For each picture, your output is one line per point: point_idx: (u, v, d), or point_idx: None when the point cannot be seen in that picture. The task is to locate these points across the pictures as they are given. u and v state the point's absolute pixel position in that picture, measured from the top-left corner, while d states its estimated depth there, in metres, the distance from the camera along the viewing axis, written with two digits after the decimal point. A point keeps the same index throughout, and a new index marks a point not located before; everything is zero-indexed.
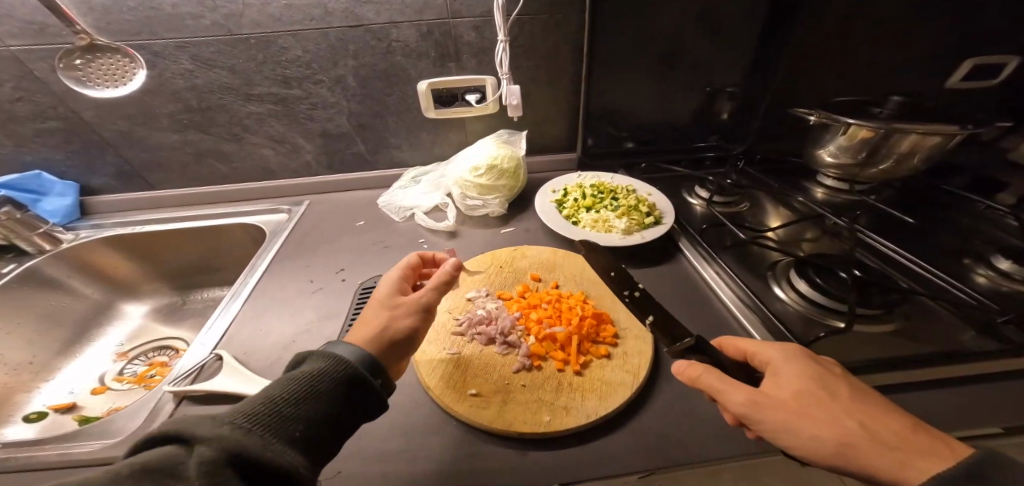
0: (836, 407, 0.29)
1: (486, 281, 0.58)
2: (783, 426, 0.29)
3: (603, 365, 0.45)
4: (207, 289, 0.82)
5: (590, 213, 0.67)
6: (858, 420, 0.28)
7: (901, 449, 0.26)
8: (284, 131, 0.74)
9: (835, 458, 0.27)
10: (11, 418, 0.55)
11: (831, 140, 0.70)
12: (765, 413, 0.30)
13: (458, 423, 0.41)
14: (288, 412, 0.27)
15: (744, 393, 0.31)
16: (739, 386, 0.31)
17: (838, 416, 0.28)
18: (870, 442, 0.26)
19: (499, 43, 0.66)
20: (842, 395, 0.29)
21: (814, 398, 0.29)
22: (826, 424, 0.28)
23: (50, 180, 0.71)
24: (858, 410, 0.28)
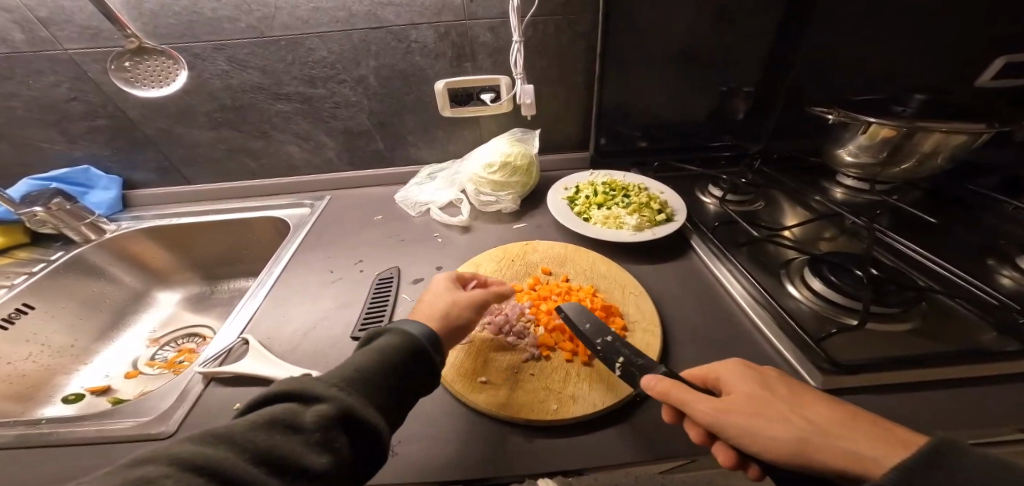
0: (787, 406, 0.31)
1: (498, 274, 0.59)
2: (747, 430, 0.31)
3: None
4: (233, 280, 0.87)
5: (601, 210, 0.68)
6: (805, 415, 0.30)
7: (844, 434, 0.28)
8: (308, 128, 0.79)
9: (798, 454, 0.29)
10: (51, 398, 0.60)
11: (851, 139, 0.69)
12: (728, 420, 0.31)
13: (469, 409, 0.42)
14: (369, 378, 0.32)
15: (712, 403, 0.32)
16: (695, 396, 0.33)
17: (787, 416, 0.30)
18: (824, 432, 0.29)
19: (514, 43, 0.68)
20: (784, 395, 0.32)
21: (762, 400, 0.32)
22: (781, 423, 0.30)
23: (97, 175, 0.77)
24: (805, 406, 0.31)
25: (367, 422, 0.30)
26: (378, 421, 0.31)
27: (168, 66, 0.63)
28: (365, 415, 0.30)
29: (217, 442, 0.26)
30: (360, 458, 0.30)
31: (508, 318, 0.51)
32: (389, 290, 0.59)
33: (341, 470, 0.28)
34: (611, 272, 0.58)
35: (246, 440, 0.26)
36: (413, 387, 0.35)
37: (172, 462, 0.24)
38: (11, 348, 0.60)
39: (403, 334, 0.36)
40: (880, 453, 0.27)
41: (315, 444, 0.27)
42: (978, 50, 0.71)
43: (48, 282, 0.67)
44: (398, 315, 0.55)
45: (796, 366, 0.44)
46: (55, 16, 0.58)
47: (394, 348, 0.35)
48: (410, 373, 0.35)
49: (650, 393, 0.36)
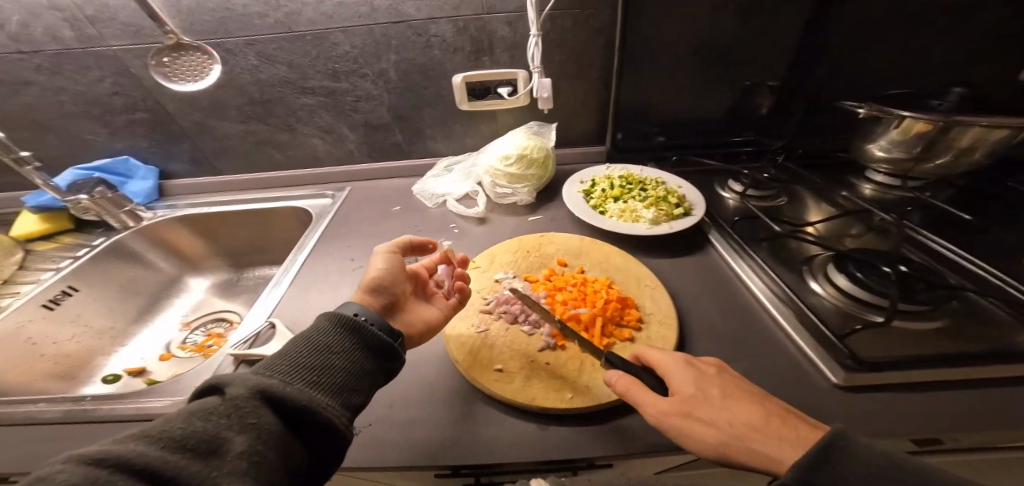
0: (715, 408, 0.33)
1: (513, 265, 0.59)
2: (682, 432, 0.32)
3: (626, 348, 0.46)
4: (258, 267, 0.90)
5: (617, 203, 0.67)
6: (732, 418, 0.32)
7: (767, 440, 0.30)
8: (331, 121, 0.81)
9: (721, 455, 0.31)
10: (90, 379, 0.63)
11: (882, 134, 0.67)
12: (667, 422, 0.33)
13: (484, 397, 0.43)
14: (306, 363, 0.33)
15: (655, 406, 0.34)
16: (645, 397, 0.35)
17: (715, 419, 0.32)
18: (746, 436, 0.31)
19: (532, 37, 0.68)
20: (715, 394, 0.34)
21: (696, 401, 0.33)
22: (710, 425, 0.32)
23: (135, 165, 0.82)
24: (731, 408, 0.33)
25: (307, 402, 0.30)
26: (321, 400, 0.31)
27: (203, 62, 0.65)
28: (314, 402, 0.30)
29: (149, 439, 0.24)
30: (317, 446, 0.30)
31: (523, 307, 0.51)
32: None
33: (280, 451, 0.27)
34: (627, 265, 0.58)
35: (180, 438, 0.24)
36: (364, 368, 0.36)
37: (94, 461, 0.21)
38: (57, 328, 0.65)
39: (336, 316, 0.38)
40: (785, 453, 0.29)
41: (259, 436, 0.26)
42: (1012, 42, 0.68)
43: (91, 266, 0.72)
44: None
45: (816, 362, 0.43)
46: (101, 13, 0.61)
47: (332, 334, 0.36)
48: (357, 354, 0.36)
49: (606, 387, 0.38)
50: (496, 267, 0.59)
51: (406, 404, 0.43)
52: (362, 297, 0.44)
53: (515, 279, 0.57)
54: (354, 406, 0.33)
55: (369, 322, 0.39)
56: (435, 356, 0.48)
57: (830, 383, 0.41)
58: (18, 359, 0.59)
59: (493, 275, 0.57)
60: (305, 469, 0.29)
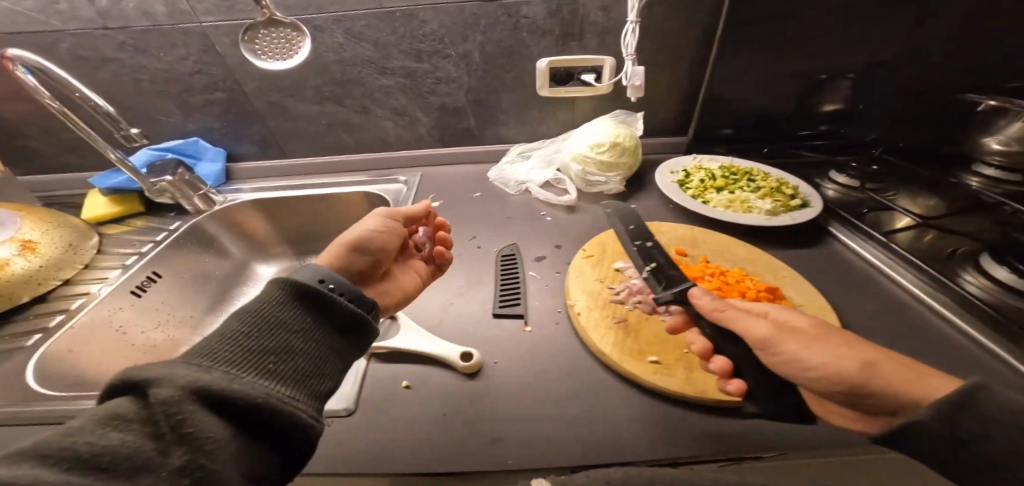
0: (833, 340, 0.33)
1: (629, 253, 0.56)
2: (799, 353, 0.33)
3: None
4: (318, 256, 0.87)
5: (722, 194, 0.65)
6: (853, 348, 0.32)
7: (889, 373, 0.30)
8: (406, 104, 0.78)
9: (839, 378, 0.31)
10: None
11: (1007, 127, 0.65)
12: (782, 343, 0.34)
13: (639, 390, 0.41)
14: (257, 349, 0.29)
15: (766, 329, 0.35)
16: (755, 322, 0.36)
17: (835, 347, 0.32)
18: (868, 365, 0.31)
19: (630, 24, 0.64)
20: (834, 330, 0.34)
21: (814, 331, 0.34)
22: (829, 351, 0.32)
23: (204, 147, 0.79)
24: (852, 343, 0.33)
25: (266, 397, 0.26)
26: (280, 392, 0.28)
27: (292, 37, 0.63)
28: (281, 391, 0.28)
29: (45, 460, 0.19)
30: (282, 445, 0.27)
31: None
32: (516, 268, 0.57)
33: (232, 456, 0.24)
34: (753, 256, 0.55)
35: (88, 456, 0.20)
36: (326, 349, 0.34)
37: None
38: (144, 317, 0.62)
39: (282, 288, 0.34)
40: (914, 387, 0.29)
41: (203, 449, 0.23)
42: None
43: (171, 252, 0.69)
44: (533, 292, 0.53)
45: (1001, 355, 0.41)
46: None
47: (288, 312, 0.33)
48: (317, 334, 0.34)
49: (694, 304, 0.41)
50: (611, 256, 0.55)
51: (554, 395, 0.41)
52: (334, 256, 0.44)
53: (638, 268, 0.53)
54: (319, 393, 0.31)
55: (335, 292, 0.37)
56: (567, 346, 0.46)
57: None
58: (109, 349, 0.57)
59: (612, 264, 0.54)
60: (271, 471, 0.27)
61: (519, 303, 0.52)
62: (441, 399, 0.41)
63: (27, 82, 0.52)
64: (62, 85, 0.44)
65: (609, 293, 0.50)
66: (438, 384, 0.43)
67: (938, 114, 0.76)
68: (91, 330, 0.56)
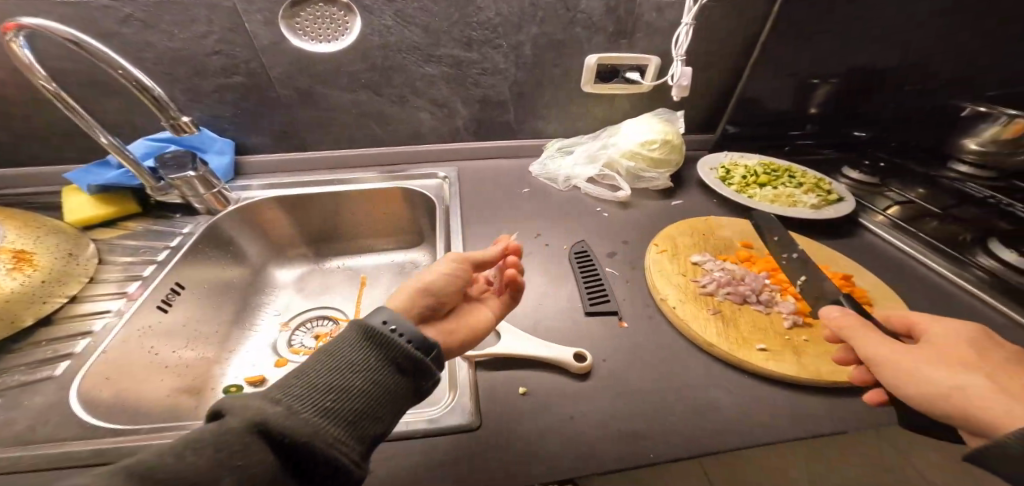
0: (978, 373, 0.29)
1: (700, 247, 0.58)
2: (916, 377, 0.31)
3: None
4: (345, 255, 0.84)
5: (766, 189, 0.70)
6: (994, 383, 0.28)
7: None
8: (447, 94, 0.74)
9: (941, 398, 0.29)
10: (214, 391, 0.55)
11: (984, 129, 0.76)
12: (895, 365, 0.33)
13: (752, 377, 0.43)
14: (318, 384, 0.27)
15: (885, 349, 0.34)
16: (873, 340, 0.35)
17: (967, 377, 0.29)
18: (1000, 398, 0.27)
19: (684, 26, 0.65)
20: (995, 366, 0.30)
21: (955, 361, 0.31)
22: (961, 379, 0.29)
23: (211, 137, 0.69)
24: (1006, 382, 0.28)
25: (314, 439, 0.24)
26: (330, 437, 0.25)
27: (340, 22, 0.61)
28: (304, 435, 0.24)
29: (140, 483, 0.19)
30: None
31: (752, 288, 0.50)
32: (593, 265, 0.58)
33: None
34: (810, 246, 0.60)
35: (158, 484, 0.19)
36: (388, 399, 0.30)
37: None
38: (172, 336, 0.55)
39: (360, 324, 0.32)
40: None
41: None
42: None
43: (190, 259, 0.61)
44: (617, 288, 0.55)
45: None
46: None
47: (358, 349, 0.30)
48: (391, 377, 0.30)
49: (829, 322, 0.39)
50: (685, 251, 0.58)
51: (672, 388, 0.42)
52: (405, 298, 0.38)
53: (715, 262, 0.55)
54: (369, 439, 0.27)
55: (402, 334, 0.31)
56: (666, 339, 0.48)
57: None
58: (144, 373, 0.49)
59: (689, 258, 0.56)
60: None
61: (609, 300, 0.52)
62: (567, 400, 0.41)
63: (26, 60, 0.43)
64: (101, 58, 0.39)
65: (696, 286, 0.52)
66: (556, 386, 0.43)
67: (933, 118, 0.86)
68: (122, 352, 0.48)
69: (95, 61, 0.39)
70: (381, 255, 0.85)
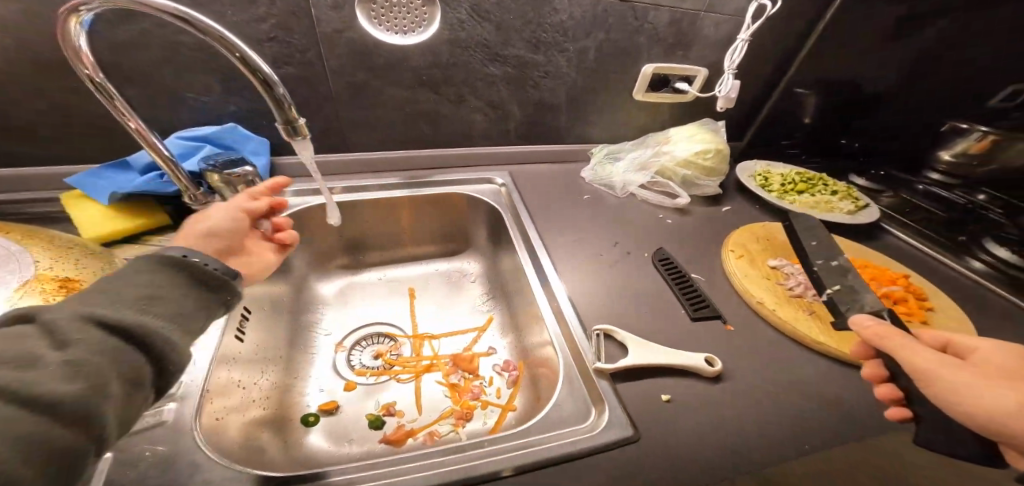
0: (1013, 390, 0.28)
1: (771, 253, 0.64)
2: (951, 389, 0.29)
3: (930, 318, 0.55)
4: (388, 267, 0.78)
5: (806, 196, 0.77)
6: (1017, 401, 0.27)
7: None
8: (505, 97, 0.71)
9: (983, 415, 0.28)
10: (294, 422, 0.53)
11: (957, 145, 0.82)
12: (932, 374, 0.30)
13: (858, 370, 0.49)
14: None
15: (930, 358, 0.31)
16: (910, 347, 0.32)
17: (996, 394, 0.28)
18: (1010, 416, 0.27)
19: (738, 41, 0.68)
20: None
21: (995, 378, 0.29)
22: (993, 396, 0.28)
23: (245, 135, 0.59)
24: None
25: None
26: None
27: (419, 14, 0.57)
28: (146, 329, 0.24)
29: None
30: None
31: None
32: (682, 272, 0.61)
33: None
34: (856, 249, 0.68)
35: None
36: (203, 304, 0.29)
37: None
38: (250, 367, 0.52)
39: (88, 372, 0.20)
40: None
41: None
42: None
43: None
44: (708, 293, 0.58)
45: None
46: None
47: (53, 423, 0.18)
48: (186, 281, 0.29)
49: (857, 330, 0.37)
50: (760, 256, 0.63)
51: (789, 387, 0.46)
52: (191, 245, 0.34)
53: (791, 266, 0.61)
54: None
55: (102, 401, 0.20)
56: (766, 341, 0.51)
57: None
58: (240, 406, 0.48)
59: (767, 263, 0.62)
60: None
61: (708, 306, 0.55)
62: (709, 406, 0.43)
63: (77, 43, 0.35)
64: (205, 33, 0.33)
65: (785, 289, 0.57)
66: (689, 394, 0.44)
67: None
68: (219, 383, 0.45)
69: (201, 37, 0.33)
70: (425, 264, 0.80)
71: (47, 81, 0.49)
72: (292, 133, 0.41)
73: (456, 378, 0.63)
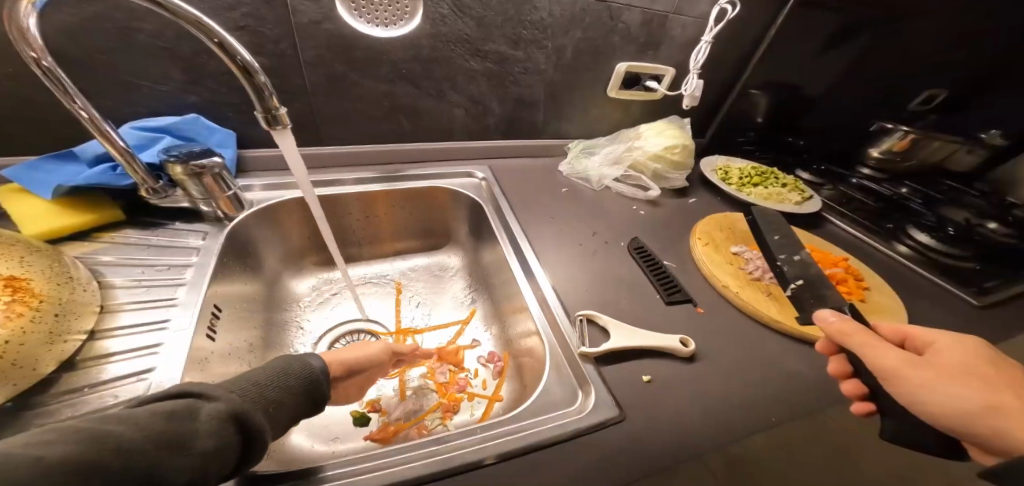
0: (972, 387, 0.33)
1: (733, 240, 0.70)
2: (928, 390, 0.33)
3: (866, 296, 0.62)
4: (366, 264, 0.76)
5: (760, 188, 0.84)
6: (982, 400, 0.32)
7: (1013, 422, 0.31)
8: (485, 92, 0.71)
9: (959, 415, 0.32)
10: None
11: (878, 145, 0.89)
12: (908, 375, 0.34)
13: (807, 345, 0.54)
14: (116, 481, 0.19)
15: (900, 359, 0.35)
16: (883, 349, 0.36)
17: (964, 395, 0.33)
18: (975, 413, 0.32)
19: (702, 43, 0.73)
20: (983, 380, 0.34)
21: (959, 375, 0.34)
22: (960, 397, 0.33)
23: (208, 126, 0.56)
24: (986, 390, 0.33)
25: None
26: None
27: (401, 7, 0.55)
28: (259, 430, 0.29)
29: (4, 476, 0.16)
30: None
31: None
32: (656, 261, 0.64)
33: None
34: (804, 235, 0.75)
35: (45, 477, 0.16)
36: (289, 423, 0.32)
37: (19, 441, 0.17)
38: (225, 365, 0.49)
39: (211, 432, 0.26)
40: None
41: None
42: None
43: (217, 278, 0.51)
44: (679, 279, 0.62)
45: (960, 294, 0.70)
46: None
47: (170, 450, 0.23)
48: (300, 395, 0.35)
49: (822, 326, 0.40)
50: (725, 243, 0.68)
51: (750, 362, 0.51)
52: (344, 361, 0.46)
53: (750, 252, 0.67)
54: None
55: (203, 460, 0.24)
56: (730, 322, 0.56)
57: (972, 304, 0.69)
58: None
59: (730, 250, 0.67)
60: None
61: (678, 291, 0.59)
62: (682, 382, 0.47)
63: (25, 22, 0.32)
64: (184, 21, 0.33)
65: (746, 274, 0.62)
66: (666, 373, 0.48)
67: None
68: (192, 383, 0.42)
69: (178, 23, 0.33)
70: (405, 260, 0.79)
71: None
72: (271, 121, 0.42)
73: (442, 372, 0.63)
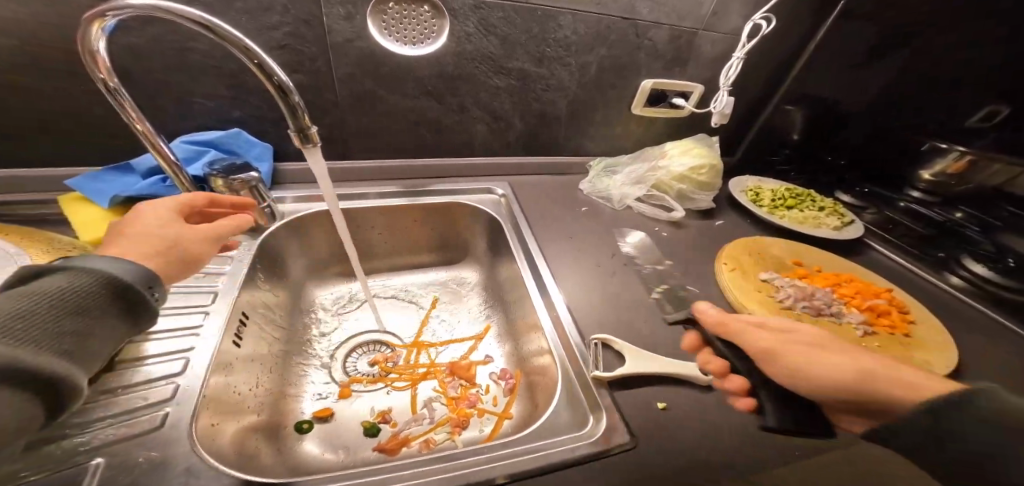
0: (834, 353, 0.41)
1: (762, 265, 0.66)
2: (807, 365, 0.40)
3: (913, 331, 0.57)
4: (386, 274, 0.78)
5: (795, 211, 0.79)
6: (856, 365, 0.39)
7: (886, 387, 0.38)
8: (507, 108, 0.72)
9: (852, 382, 0.38)
10: (287, 429, 0.53)
11: (930, 164, 0.81)
12: (783, 350, 0.43)
13: None
14: None
15: (763, 337, 0.45)
16: (748, 332, 0.46)
17: (839, 362, 0.40)
18: (855, 380, 0.38)
19: (733, 58, 0.71)
20: (830, 345, 0.43)
21: (820, 344, 0.43)
22: (834, 363, 0.40)
23: (249, 141, 0.59)
24: (851, 356, 0.41)
25: None
26: None
27: (430, 25, 0.59)
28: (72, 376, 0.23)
29: None
30: None
31: (823, 301, 0.58)
32: (677, 284, 0.62)
33: None
34: (841, 263, 0.70)
35: None
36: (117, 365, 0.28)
37: None
38: (246, 369, 0.52)
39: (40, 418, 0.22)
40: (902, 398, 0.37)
41: None
42: None
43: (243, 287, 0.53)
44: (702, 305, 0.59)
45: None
46: None
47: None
48: (113, 306, 0.28)
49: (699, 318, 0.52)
50: (753, 268, 0.65)
51: None
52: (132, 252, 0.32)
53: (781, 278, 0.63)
54: None
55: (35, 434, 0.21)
56: None
57: None
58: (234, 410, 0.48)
59: (759, 276, 0.63)
60: None
61: None
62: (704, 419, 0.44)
63: (95, 45, 0.35)
64: (229, 42, 0.35)
65: (776, 301, 0.59)
66: (686, 407, 0.45)
67: None
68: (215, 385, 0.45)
69: (222, 44, 0.35)
70: (423, 272, 0.81)
71: (48, 82, 0.49)
72: (303, 140, 0.44)
73: (454, 387, 0.62)
